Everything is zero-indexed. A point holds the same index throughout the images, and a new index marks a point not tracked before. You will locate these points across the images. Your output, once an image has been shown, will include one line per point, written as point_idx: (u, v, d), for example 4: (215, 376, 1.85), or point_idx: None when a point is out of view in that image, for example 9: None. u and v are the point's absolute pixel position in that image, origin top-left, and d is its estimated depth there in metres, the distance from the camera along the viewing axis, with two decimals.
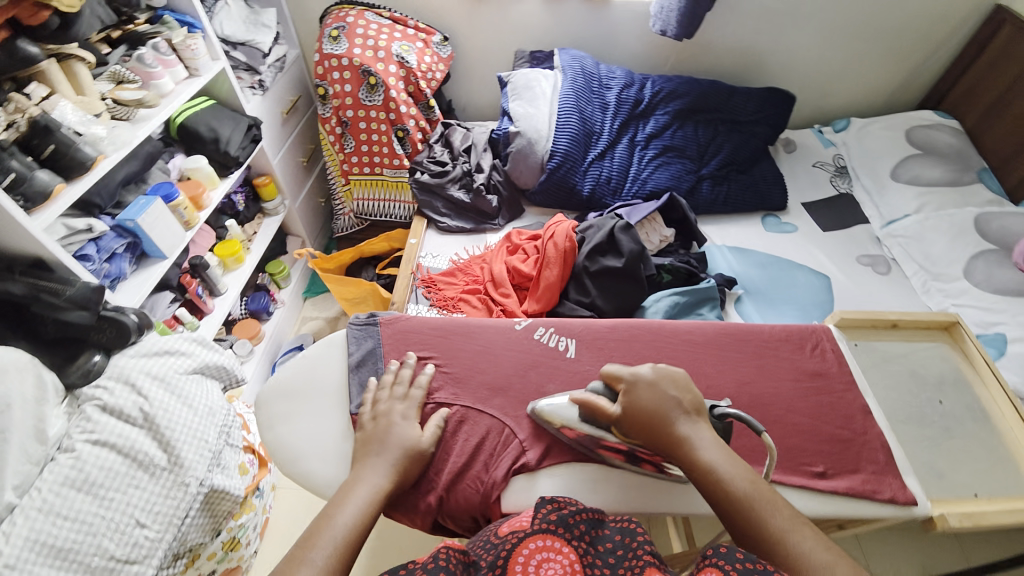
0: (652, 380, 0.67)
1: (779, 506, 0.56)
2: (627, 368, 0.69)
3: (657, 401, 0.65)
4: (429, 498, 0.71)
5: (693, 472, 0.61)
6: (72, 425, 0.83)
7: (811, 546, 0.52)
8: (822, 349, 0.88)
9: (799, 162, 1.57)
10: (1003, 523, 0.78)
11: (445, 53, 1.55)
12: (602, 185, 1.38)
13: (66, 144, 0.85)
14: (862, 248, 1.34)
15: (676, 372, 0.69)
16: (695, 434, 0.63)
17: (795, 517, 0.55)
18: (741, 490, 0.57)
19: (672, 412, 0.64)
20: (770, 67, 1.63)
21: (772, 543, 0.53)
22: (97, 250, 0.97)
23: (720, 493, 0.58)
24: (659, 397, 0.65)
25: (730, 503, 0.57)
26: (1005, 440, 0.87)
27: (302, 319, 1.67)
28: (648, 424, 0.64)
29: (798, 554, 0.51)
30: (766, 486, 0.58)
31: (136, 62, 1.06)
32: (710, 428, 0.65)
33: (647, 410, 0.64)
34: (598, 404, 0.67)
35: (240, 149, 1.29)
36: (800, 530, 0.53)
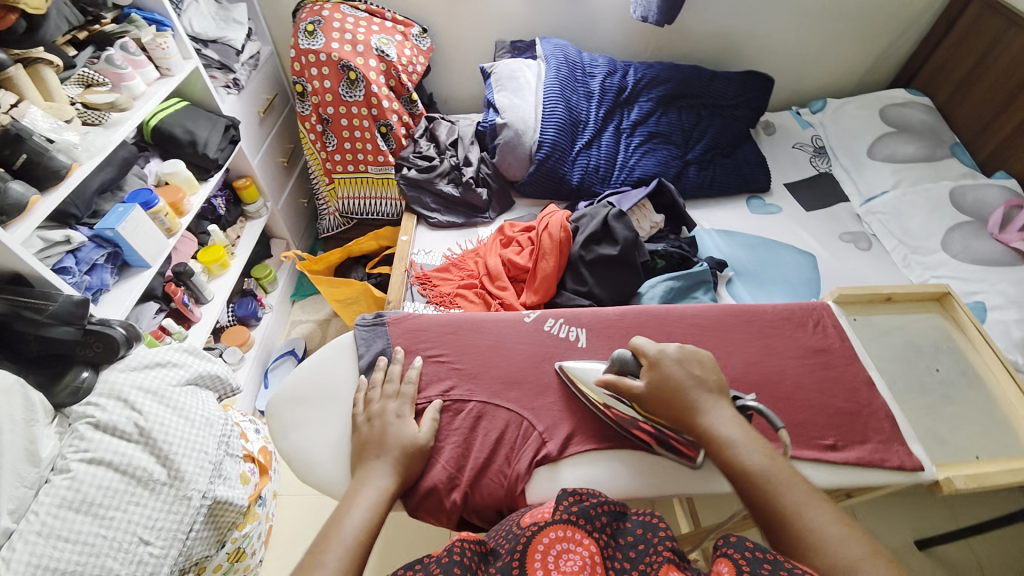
0: (678, 357, 0.70)
1: (796, 483, 0.58)
2: (655, 343, 0.72)
3: (680, 379, 0.67)
4: (454, 496, 0.71)
5: (710, 445, 0.63)
6: (65, 444, 0.80)
7: (824, 522, 0.53)
8: (824, 326, 0.91)
9: (780, 144, 1.60)
10: (1004, 481, 0.82)
11: (424, 45, 1.53)
12: (590, 174, 1.38)
13: (39, 152, 0.81)
14: (844, 226, 1.38)
15: (700, 353, 0.71)
16: (714, 410, 0.65)
17: (811, 492, 0.57)
18: (757, 464, 0.59)
19: (695, 389, 0.66)
20: (748, 51, 1.65)
21: (786, 517, 0.55)
22: (76, 263, 0.93)
23: (736, 467, 0.60)
24: (681, 375, 0.68)
25: (746, 477, 0.59)
26: (1000, 403, 0.91)
27: (292, 323, 1.64)
28: (670, 399, 0.66)
29: (808, 527, 0.53)
30: (784, 463, 0.60)
31: (104, 64, 1.01)
32: (731, 407, 0.67)
33: (670, 386, 0.67)
34: (623, 377, 0.71)
35: (219, 150, 1.24)
36: (814, 505, 0.55)
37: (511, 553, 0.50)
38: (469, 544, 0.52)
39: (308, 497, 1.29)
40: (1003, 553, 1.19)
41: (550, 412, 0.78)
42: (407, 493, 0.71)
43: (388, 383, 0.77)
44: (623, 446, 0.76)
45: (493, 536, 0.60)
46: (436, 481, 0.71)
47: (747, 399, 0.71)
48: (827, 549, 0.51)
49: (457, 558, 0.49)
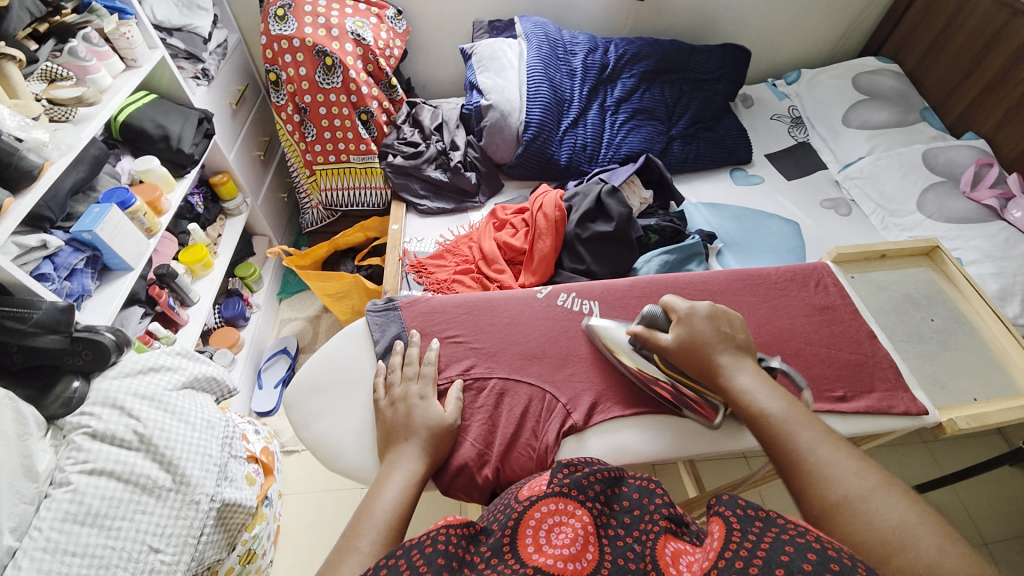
0: (706, 314, 0.73)
1: (813, 425, 0.61)
2: (685, 301, 0.76)
3: (705, 336, 0.71)
4: (485, 472, 0.75)
5: (729, 396, 0.68)
6: (62, 457, 0.77)
7: (836, 458, 0.57)
8: (824, 284, 0.96)
9: (759, 116, 1.63)
10: (1003, 419, 0.87)
11: (400, 28, 1.48)
12: (578, 153, 1.38)
13: (8, 152, 0.76)
14: (824, 193, 1.42)
15: (728, 312, 0.75)
16: (736, 365, 0.69)
17: (829, 434, 0.61)
18: (774, 410, 0.63)
19: (719, 346, 0.71)
20: (723, 24, 1.66)
21: (800, 453, 0.59)
22: (55, 268, 0.89)
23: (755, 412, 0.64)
24: (708, 333, 0.71)
25: (762, 421, 0.63)
26: (989, 345, 0.98)
27: (281, 320, 1.60)
28: (695, 354, 0.71)
29: (824, 463, 0.57)
30: (800, 408, 0.64)
31: (68, 56, 0.95)
32: (751, 361, 0.71)
33: (696, 343, 0.71)
34: (652, 334, 0.76)
35: (193, 145, 1.19)
36: (832, 444, 0.59)
37: (500, 529, 0.47)
38: (456, 529, 0.47)
39: (314, 494, 1.28)
40: (981, 493, 1.28)
41: (571, 385, 0.82)
42: (438, 473, 0.74)
43: (408, 367, 0.80)
44: (646, 411, 0.80)
45: (484, 515, 0.55)
46: (466, 458, 0.74)
47: (772, 359, 0.76)
48: (838, 482, 0.55)
49: (444, 548, 0.44)
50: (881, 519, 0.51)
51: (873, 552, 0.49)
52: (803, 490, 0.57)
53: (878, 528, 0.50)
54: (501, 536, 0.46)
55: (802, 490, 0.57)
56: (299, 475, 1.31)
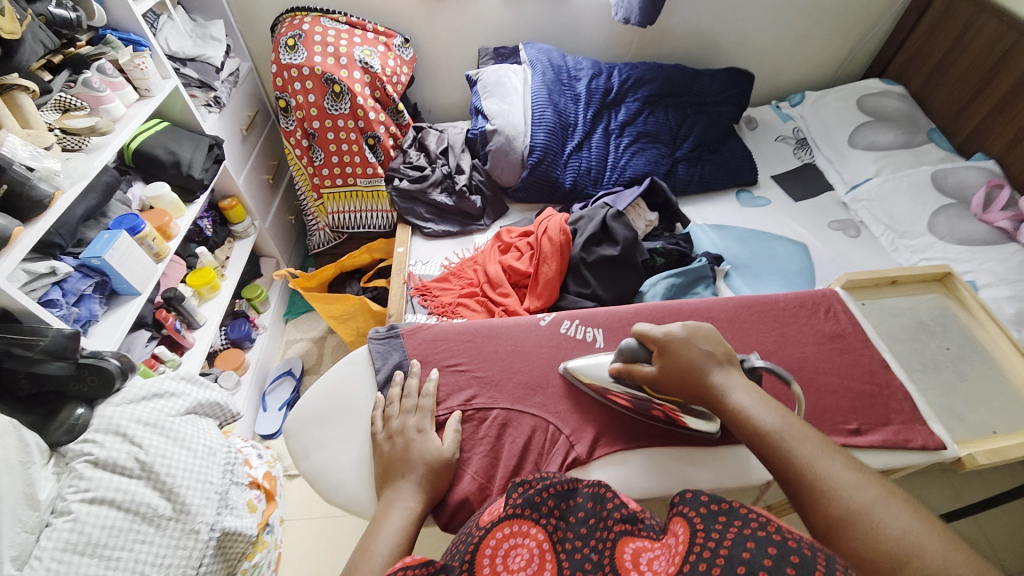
0: (685, 335, 0.71)
1: (810, 436, 0.59)
2: (660, 328, 0.74)
3: (692, 355, 0.69)
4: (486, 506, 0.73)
5: (724, 415, 0.65)
6: (64, 485, 0.76)
7: (836, 469, 0.54)
8: (834, 311, 0.95)
9: (763, 138, 1.63)
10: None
11: (408, 55, 1.52)
12: (583, 176, 1.39)
13: (20, 182, 0.78)
14: (831, 215, 1.41)
15: (705, 328, 0.73)
16: (726, 381, 0.67)
17: (826, 444, 0.58)
18: (770, 424, 0.61)
19: (705, 363, 0.68)
20: (726, 48, 1.68)
21: (800, 468, 0.56)
22: (64, 294, 0.90)
23: (751, 430, 0.62)
24: (692, 350, 0.70)
25: (758, 437, 0.61)
26: (1007, 374, 0.95)
27: (287, 342, 1.60)
28: (684, 376, 0.69)
29: (825, 476, 0.54)
30: (797, 421, 0.61)
31: (82, 87, 0.99)
32: (742, 378, 0.69)
33: (682, 365, 0.70)
34: (636, 365, 0.75)
35: (203, 171, 1.21)
36: (829, 455, 0.56)
37: (460, 562, 0.49)
38: (413, 570, 0.46)
39: (315, 522, 1.25)
40: (1005, 525, 1.23)
41: (575, 415, 0.80)
42: (439, 507, 0.73)
43: (407, 399, 0.79)
44: (652, 443, 0.79)
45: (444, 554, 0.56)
46: (466, 492, 0.73)
47: (753, 358, 0.75)
48: (840, 496, 0.52)
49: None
50: (887, 529, 0.48)
51: (884, 568, 0.46)
52: (805, 507, 0.54)
53: (881, 539, 0.48)
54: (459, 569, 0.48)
55: (808, 509, 0.54)
56: (301, 502, 1.29)
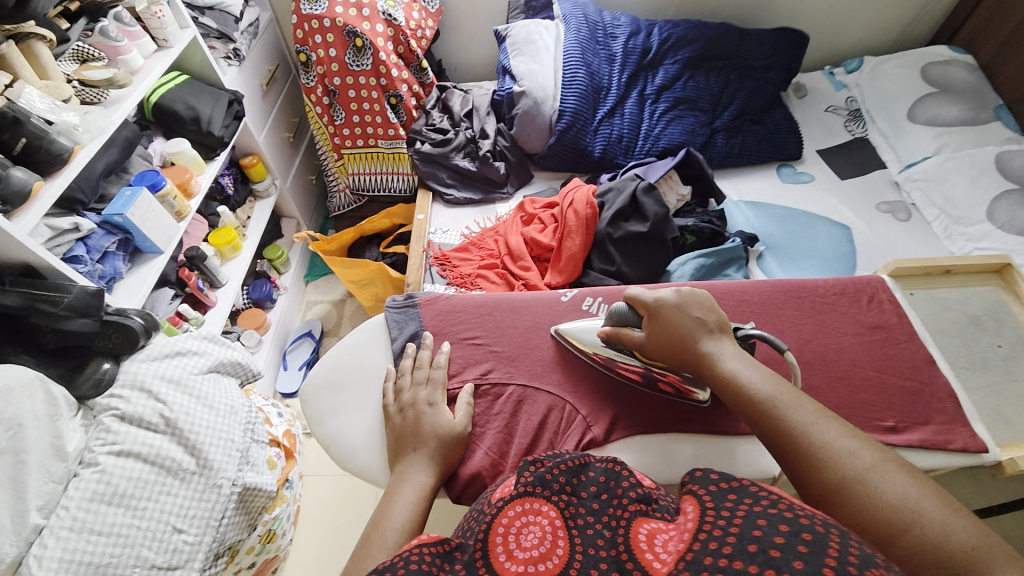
0: (674, 301, 0.68)
1: (802, 402, 0.58)
2: (650, 292, 0.71)
3: (681, 320, 0.67)
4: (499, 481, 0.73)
5: (715, 384, 0.63)
6: (91, 437, 0.79)
7: (833, 437, 0.54)
8: (879, 301, 0.88)
9: (812, 108, 1.51)
10: None
11: (433, 7, 1.43)
12: (614, 144, 1.31)
13: (38, 136, 0.77)
14: (881, 196, 1.31)
15: (699, 293, 0.70)
16: (717, 350, 0.65)
17: (819, 410, 0.57)
18: (765, 393, 0.59)
19: (695, 331, 0.66)
20: (780, 5, 1.53)
21: (796, 437, 0.55)
22: (87, 251, 0.90)
23: (744, 401, 0.60)
24: (682, 316, 0.67)
25: (750, 405, 0.59)
26: None
27: (307, 304, 1.62)
28: (673, 344, 0.67)
29: (822, 444, 0.53)
30: (790, 386, 0.60)
31: (99, 36, 0.95)
32: (735, 345, 0.66)
33: (671, 333, 0.67)
34: (625, 330, 0.73)
35: (223, 128, 1.19)
36: (823, 422, 0.55)
37: (473, 543, 0.47)
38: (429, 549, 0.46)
39: (332, 479, 1.29)
40: None
41: (593, 397, 0.78)
42: (450, 481, 0.72)
43: (419, 371, 0.78)
44: (672, 429, 0.77)
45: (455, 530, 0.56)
46: (479, 468, 0.73)
47: (747, 326, 0.71)
48: (839, 462, 0.52)
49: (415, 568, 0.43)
50: (885, 494, 0.49)
51: (881, 531, 0.47)
52: (802, 475, 0.53)
53: (882, 508, 0.48)
54: (471, 550, 0.46)
55: (803, 475, 0.53)
56: (319, 459, 1.33)
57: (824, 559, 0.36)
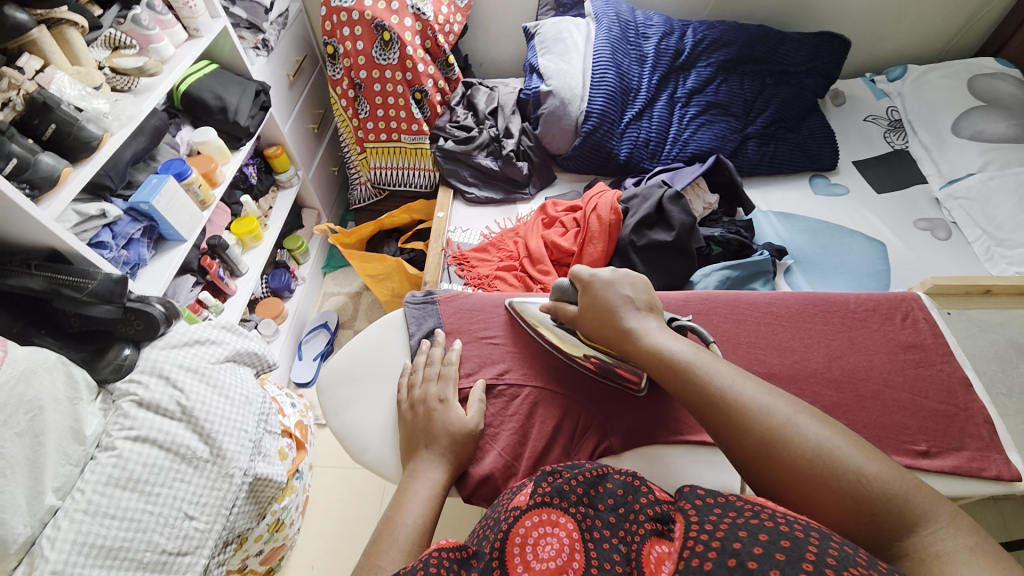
0: (605, 279, 0.70)
1: (719, 363, 0.59)
2: (589, 268, 0.73)
3: (607, 296, 0.68)
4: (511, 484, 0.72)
5: (641, 358, 0.63)
6: (109, 422, 0.80)
7: (751, 393, 0.55)
8: (913, 319, 0.84)
9: (849, 116, 1.45)
10: None
11: (462, 2, 1.41)
12: (640, 148, 1.28)
13: (68, 122, 0.79)
14: (919, 211, 1.25)
15: (635, 275, 0.71)
16: (642, 326, 0.65)
17: (735, 370, 0.58)
18: (687, 357, 0.59)
19: (621, 307, 0.67)
20: (821, 9, 1.47)
21: (717, 399, 0.55)
22: (113, 237, 0.91)
23: (672, 366, 0.60)
24: (611, 293, 0.68)
25: (672, 373, 0.59)
26: None
27: (324, 295, 1.63)
28: (604, 322, 0.68)
29: (740, 405, 0.54)
30: (708, 352, 0.61)
31: (131, 24, 0.96)
32: (661, 322, 0.67)
33: (601, 306, 0.69)
34: (562, 305, 0.76)
35: (250, 118, 1.19)
36: (740, 381, 0.56)
37: (489, 551, 0.47)
38: (448, 553, 0.46)
39: (341, 471, 1.30)
40: None
41: (610, 404, 0.76)
42: (460, 481, 0.71)
43: (431, 366, 0.77)
44: (695, 444, 0.73)
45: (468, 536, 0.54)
46: (491, 469, 0.72)
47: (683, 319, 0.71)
48: (764, 415, 0.53)
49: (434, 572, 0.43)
50: (813, 444, 0.50)
51: (805, 483, 0.48)
52: (732, 437, 0.53)
53: (813, 463, 0.49)
54: (490, 558, 0.46)
55: (731, 438, 0.54)
56: (329, 449, 1.34)
57: (799, 565, 0.36)
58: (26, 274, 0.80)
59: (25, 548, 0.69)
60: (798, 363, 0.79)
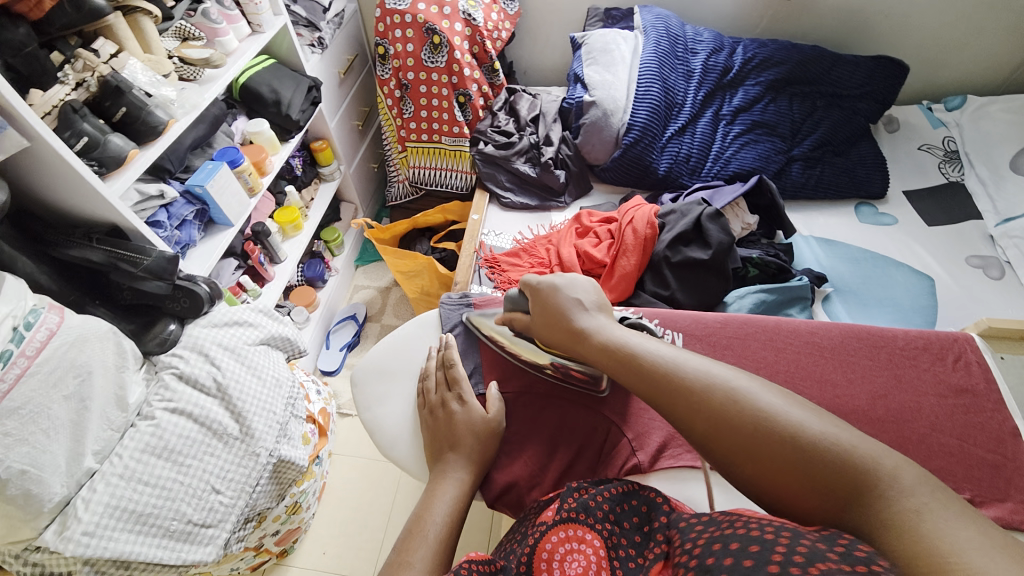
0: (551, 284, 0.73)
1: (662, 343, 0.62)
2: (537, 277, 0.76)
3: (555, 297, 0.71)
4: (536, 495, 0.72)
5: (590, 345, 0.65)
6: (151, 392, 0.84)
7: (692, 365, 0.57)
8: (965, 362, 0.80)
9: (902, 144, 1.40)
10: None
11: (512, 10, 1.44)
12: (680, 163, 1.27)
13: (138, 106, 0.84)
14: (971, 247, 1.18)
15: (579, 277, 0.74)
16: (590, 322, 0.67)
17: (677, 348, 0.61)
18: (629, 343, 0.62)
19: (568, 305, 0.69)
20: (879, 32, 1.43)
21: (662, 375, 0.57)
22: (168, 217, 0.97)
23: (620, 354, 0.61)
24: (559, 295, 0.71)
25: (618, 356, 0.61)
26: None
27: (355, 287, 1.67)
28: (554, 322, 0.70)
29: (682, 379, 0.56)
30: (651, 336, 0.64)
31: (201, 18, 1.02)
32: (609, 317, 0.69)
33: (549, 308, 0.71)
34: (518, 314, 0.78)
35: (301, 112, 1.24)
36: (682, 355, 0.59)
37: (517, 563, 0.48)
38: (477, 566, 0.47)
39: (358, 460, 1.33)
40: None
41: (640, 421, 0.75)
42: (485, 485, 0.72)
43: (444, 371, 0.78)
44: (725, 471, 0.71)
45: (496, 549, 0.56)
46: (514, 477, 0.72)
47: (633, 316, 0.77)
48: (707, 387, 0.54)
49: None
50: (751, 407, 0.51)
51: (758, 462, 0.49)
52: (680, 416, 0.54)
53: (757, 432, 0.49)
54: (517, 569, 0.48)
55: (678, 416, 0.55)
56: (349, 438, 1.36)
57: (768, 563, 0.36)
58: (88, 246, 0.84)
59: (59, 508, 0.72)
60: (839, 398, 0.76)
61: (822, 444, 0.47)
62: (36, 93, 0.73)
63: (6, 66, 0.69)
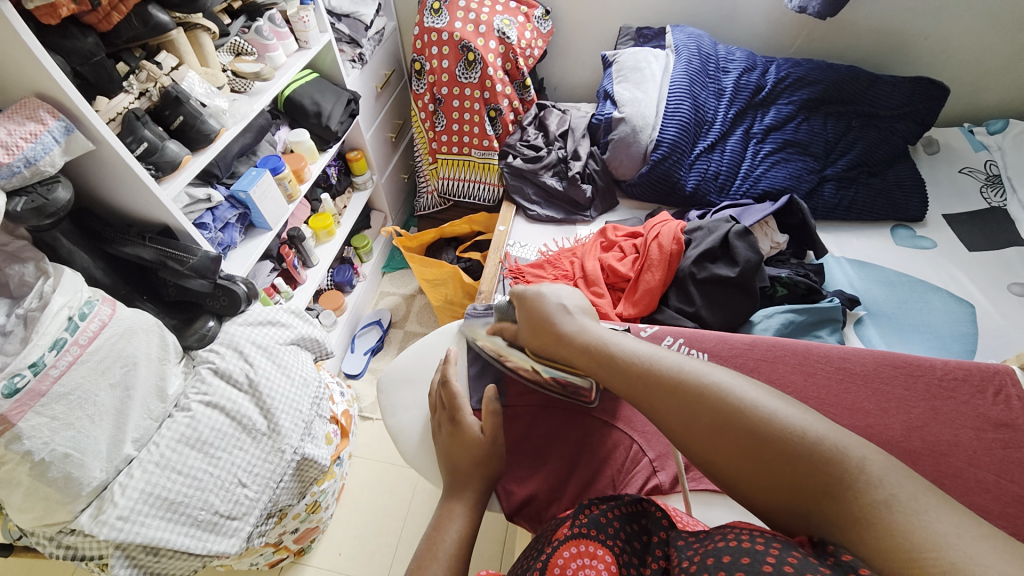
0: (537, 291, 0.79)
1: (637, 342, 0.65)
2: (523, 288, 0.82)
3: (541, 303, 0.76)
4: (554, 510, 0.71)
5: (572, 346, 0.69)
6: (188, 385, 0.88)
7: (665, 362, 0.60)
8: (1006, 396, 0.75)
9: (942, 167, 1.35)
10: None
11: (545, 29, 1.48)
12: (708, 181, 1.27)
13: (193, 116, 0.90)
14: (1015, 273, 1.12)
15: (561, 287, 0.80)
16: (572, 324, 0.72)
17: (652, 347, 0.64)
18: (608, 343, 0.66)
19: (552, 309, 0.75)
20: (920, 53, 1.41)
21: (638, 372, 0.60)
22: (213, 220, 1.02)
23: (597, 353, 0.65)
24: (544, 300, 0.77)
25: (596, 356, 0.65)
26: None
27: (380, 294, 1.71)
28: (539, 324, 0.75)
29: (656, 376, 0.58)
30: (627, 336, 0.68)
31: (254, 35, 1.09)
32: (590, 319, 0.74)
33: (536, 314, 0.76)
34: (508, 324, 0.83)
35: (339, 123, 1.30)
36: (656, 352, 0.62)
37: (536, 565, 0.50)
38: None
39: (376, 463, 1.35)
40: None
41: (663, 440, 0.74)
42: (502, 497, 0.72)
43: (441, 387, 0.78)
44: None
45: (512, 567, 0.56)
46: (533, 491, 0.72)
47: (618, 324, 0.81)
48: (680, 383, 0.56)
49: None
50: (728, 402, 0.53)
51: (731, 460, 0.50)
52: (657, 413, 0.57)
53: (733, 428, 0.51)
54: None
55: (653, 414, 0.58)
56: (369, 441, 1.39)
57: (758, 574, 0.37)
58: (140, 244, 0.89)
59: (97, 491, 0.75)
60: (870, 426, 0.74)
61: (781, 434, 0.49)
62: (103, 101, 0.79)
63: (75, 74, 0.77)
